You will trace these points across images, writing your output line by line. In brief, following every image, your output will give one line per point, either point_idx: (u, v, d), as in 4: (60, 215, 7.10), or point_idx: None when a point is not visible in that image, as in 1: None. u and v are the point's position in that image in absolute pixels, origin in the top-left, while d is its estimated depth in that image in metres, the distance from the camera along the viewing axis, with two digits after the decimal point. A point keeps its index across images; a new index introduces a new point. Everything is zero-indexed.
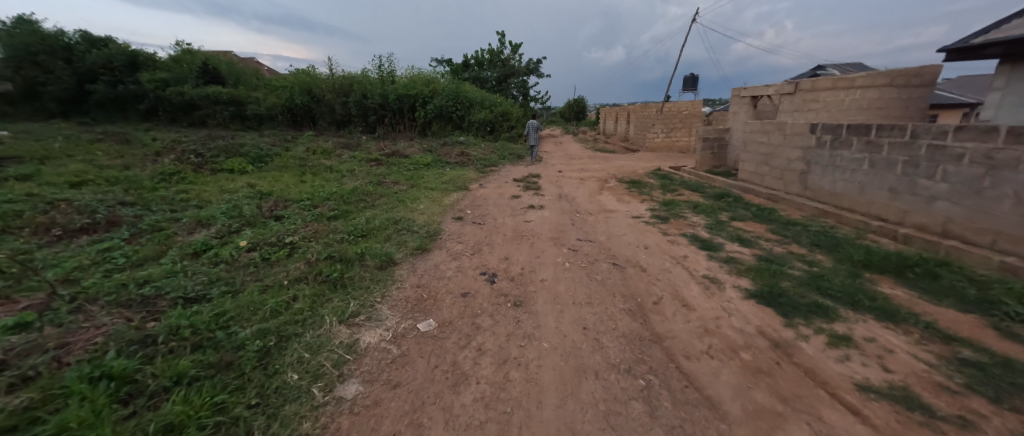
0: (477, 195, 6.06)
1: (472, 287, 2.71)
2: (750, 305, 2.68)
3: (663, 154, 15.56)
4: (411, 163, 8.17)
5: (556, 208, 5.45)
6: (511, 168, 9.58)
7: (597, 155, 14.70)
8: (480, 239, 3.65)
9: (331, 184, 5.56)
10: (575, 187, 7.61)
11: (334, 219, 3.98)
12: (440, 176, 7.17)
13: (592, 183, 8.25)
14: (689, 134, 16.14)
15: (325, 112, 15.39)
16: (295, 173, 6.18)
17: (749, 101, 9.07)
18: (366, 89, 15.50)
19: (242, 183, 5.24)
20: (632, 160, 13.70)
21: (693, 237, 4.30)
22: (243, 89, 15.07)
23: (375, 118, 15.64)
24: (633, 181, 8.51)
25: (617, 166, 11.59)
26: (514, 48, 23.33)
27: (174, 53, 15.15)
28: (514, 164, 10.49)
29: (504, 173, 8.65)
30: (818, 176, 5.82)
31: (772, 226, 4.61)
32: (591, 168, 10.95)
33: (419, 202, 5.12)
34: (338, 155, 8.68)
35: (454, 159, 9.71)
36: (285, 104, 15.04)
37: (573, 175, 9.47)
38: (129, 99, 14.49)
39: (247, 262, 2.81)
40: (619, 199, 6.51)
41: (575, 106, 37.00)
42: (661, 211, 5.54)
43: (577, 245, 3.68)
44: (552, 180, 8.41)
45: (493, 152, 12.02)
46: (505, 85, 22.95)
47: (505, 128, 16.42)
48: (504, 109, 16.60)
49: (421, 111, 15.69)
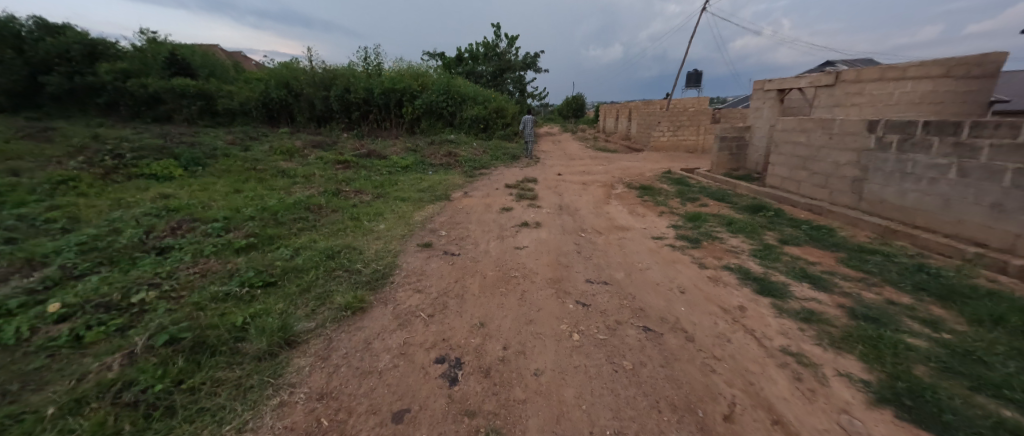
0: (458, 208, 4.94)
1: (417, 395, 1.56)
2: (891, 430, 1.56)
3: (669, 154, 14.44)
4: (388, 165, 7.06)
5: (556, 226, 4.33)
6: (503, 171, 8.46)
7: (599, 156, 13.56)
8: (446, 285, 2.51)
9: (271, 196, 4.38)
10: (577, 195, 6.49)
11: (243, 253, 2.80)
12: (416, 182, 6.01)
13: (597, 190, 7.12)
14: (697, 133, 15.04)
15: (304, 108, 14.16)
16: (234, 180, 5.01)
17: (775, 94, 7.94)
18: (349, 83, 14.30)
19: (154, 195, 4.07)
20: (637, 161, 12.59)
21: (741, 272, 3.19)
22: (215, 83, 13.85)
23: (358, 114, 14.44)
24: (643, 186, 7.39)
25: (621, 168, 10.48)
26: (511, 41, 22.13)
27: (138, 44, 13.90)
28: (508, 166, 9.38)
29: (494, 177, 7.54)
30: (879, 186, 4.72)
31: (840, 254, 3.51)
32: (593, 171, 9.83)
33: (378, 220, 3.95)
34: (304, 155, 7.53)
35: (439, 160, 8.57)
36: (259, 98, 13.80)
37: (575, 179, 8.34)
38: (87, 92, 13.26)
39: (35, 348, 1.63)
40: (631, 211, 5.41)
41: (574, 104, 35.85)
42: (687, 230, 4.43)
43: (588, 293, 2.55)
44: (551, 185, 7.30)
45: (485, 152, 10.89)
46: (501, 80, 21.79)
47: (499, 126, 15.26)
48: (498, 105, 15.43)
49: (409, 106, 14.52)
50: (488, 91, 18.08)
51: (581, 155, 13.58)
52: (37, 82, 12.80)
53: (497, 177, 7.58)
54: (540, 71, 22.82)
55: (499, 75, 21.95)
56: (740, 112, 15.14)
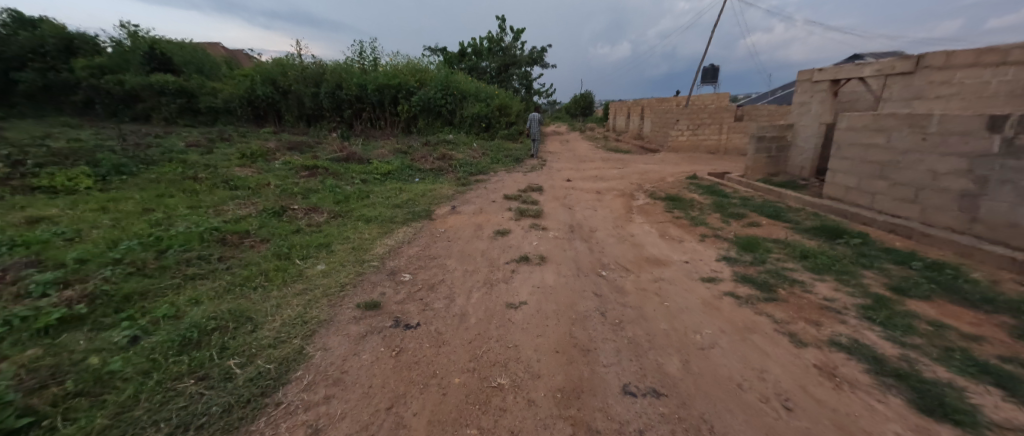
0: (438, 231, 3.80)
1: None
2: None
3: (689, 155, 13.15)
4: (366, 172, 5.96)
5: (567, 262, 3.16)
6: (504, 177, 7.32)
7: (612, 158, 12.34)
8: (368, 418, 1.35)
9: (185, 220, 3.29)
10: (592, 209, 5.34)
11: (47, 335, 1.67)
12: (392, 194, 4.89)
13: (614, 202, 5.94)
14: (720, 132, 13.70)
15: (293, 105, 13.18)
16: (154, 195, 3.93)
17: (827, 85, 6.66)
18: (341, 79, 13.27)
19: (20, 218, 3.00)
20: (654, 164, 11.35)
21: (865, 359, 1.98)
22: (198, 79, 12.94)
23: (351, 112, 13.42)
24: (669, 196, 6.21)
25: (639, 173, 9.25)
26: (516, 35, 20.93)
27: (118, 38, 13.06)
28: (510, 170, 8.23)
29: (491, 184, 6.40)
30: (1005, 204, 3.49)
31: (1002, 318, 2.30)
32: (608, 176, 8.66)
33: (315, 257, 2.80)
34: (271, 159, 6.47)
35: (430, 164, 7.45)
36: (245, 95, 12.82)
37: (588, 187, 7.18)
38: (63, 89, 12.43)
39: None
40: (662, 233, 4.24)
41: (582, 101, 34.53)
42: (747, 267, 3.21)
43: (633, 432, 1.37)
44: (558, 195, 6.15)
45: (486, 154, 9.76)
46: (505, 77, 20.63)
47: (502, 125, 14.11)
48: (501, 102, 14.27)
49: (404, 104, 13.45)
50: (491, 87, 16.92)
51: (592, 157, 12.38)
52: (10, 79, 12.04)
53: (495, 185, 6.45)
54: (547, 66, 21.58)
55: (504, 71, 20.79)
56: (767, 109, 13.75)
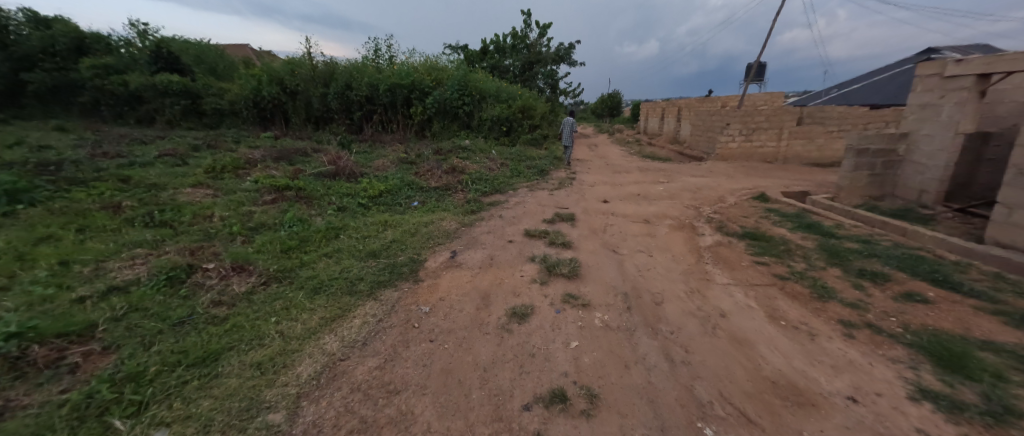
0: (419, 309, 2.41)
1: None
2: None
3: (741, 164, 11.33)
4: (350, 195, 4.71)
5: (637, 405, 1.71)
6: (525, 197, 5.93)
7: (650, 168, 10.69)
8: None
9: (14, 299, 2.06)
10: (645, 255, 3.86)
11: None
12: (372, 234, 3.56)
13: (672, 240, 4.42)
14: (777, 137, 11.75)
15: (301, 107, 12.31)
16: (27, 240, 2.77)
17: (972, 82, 4.85)
18: (351, 78, 12.28)
19: None
20: (703, 176, 9.65)
21: None
22: (205, 79, 12.27)
23: (361, 115, 12.42)
24: (748, 232, 4.62)
25: (689, 189, 7.63)
26: (542, 31, 19.46)
27: (128, 36, 12.58)
28: (534, 186, 6.84)
29: (508, 211, 5.01)
30: None
31: None
32: (652, 194, 7.10)
33: (165, 406, 1.48)
34: (244, 174, 5.36)
35: (436, 180, 6.17)
36: (250, 96, 12.02)
37: (631, 211, 5.70)
38: (71, 90, 12.03)
39: None
40: (772, 313, 2.70)
41: (609, 101, 32.61)
42: (993, 431, 1.63)
43: None
44: (595, 228, 4.70)
45: (506, 164, 8.41)
46: (529, 75, 19.24)
47: (525, 129, 12.74)
48: (524, 103, 12.89)
49: (418, 105, 12.33)
50: (514, 87, 15.58)
51: (627, 166, 10.80)
52: (20, 79, 11.71)
53: (513, 210, 5.08)
54: (575, 64, 19.99)
55: (529, 69, 19.39)
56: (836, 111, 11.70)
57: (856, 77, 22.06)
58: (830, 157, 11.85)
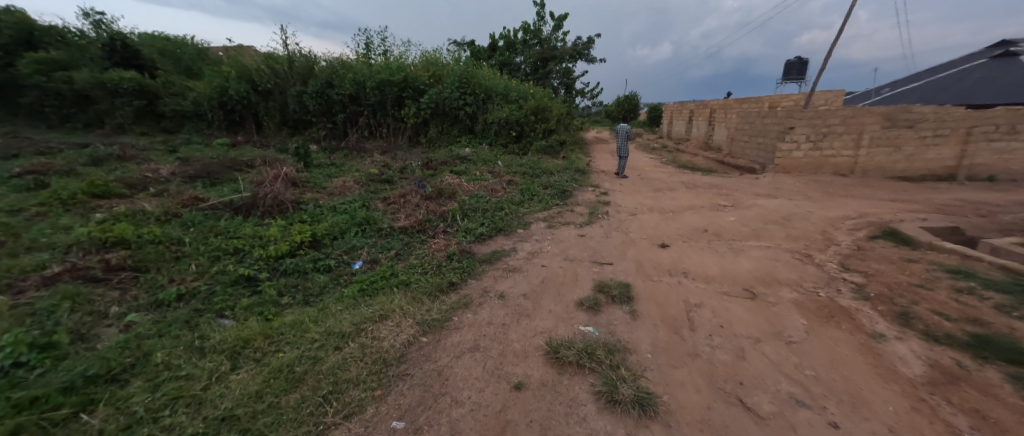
0: None
1: None
2: None
3: (810, 179, 9.07)
4: (234, 256, 2.65)
5: None
6: (541, 243, 3.80)
7: (697, 183, 8.47)
8: None
9: None
10: (824, 430, 1.68)
11: None
12: (180, 397, 1.46)
13: (839, 358, 2.24)
14: (855, 144, 9.51)
15: (276, 108, 10.49)
16: None
17: None
18: (334, 74, 10.39)
19: None
20: (772, 195, 7.41)
21: None
22: (166, 77, 10.51)
23: (345, 117, 10.52)
24: (975, 335, 2.40)
25: (773, 220, 5.42)
26: (556, 23, 17.39)
27: (81, 29, 10.91)
28: (554, 219, 4.71)
29: (514, 280, 2.91)
30: None
31: None
32: (725, 229, 4.91)
33: None
34: (96, 208, 3.37)
35: (407, 213, 4.12)
36: (216, 96, 10.21)
37: (716, 269, 3.53)
38: (12, 90, 10.33)
39: None
40: None
41: (626, 104, 30.26)
42: None
43: None
44: (674, 322, 2.55)
45: (515, 182, 6.33)
46: (542, 73, 17.20)
47: (538, 134, 10.69)
48: (538, 103, 10.85)
49: (412, 106, 10.39)
50: (525, 85, 13.56)
51: (667, 180, 8.61)
52: None
53: (523, 277, 2.98)
54: (594, 61, 17.84)
55: (542, 67, 17.39)
56: (930, 111, 9.38)
57: (912, 75, 19.47)
58: (919, 168, 9.66)
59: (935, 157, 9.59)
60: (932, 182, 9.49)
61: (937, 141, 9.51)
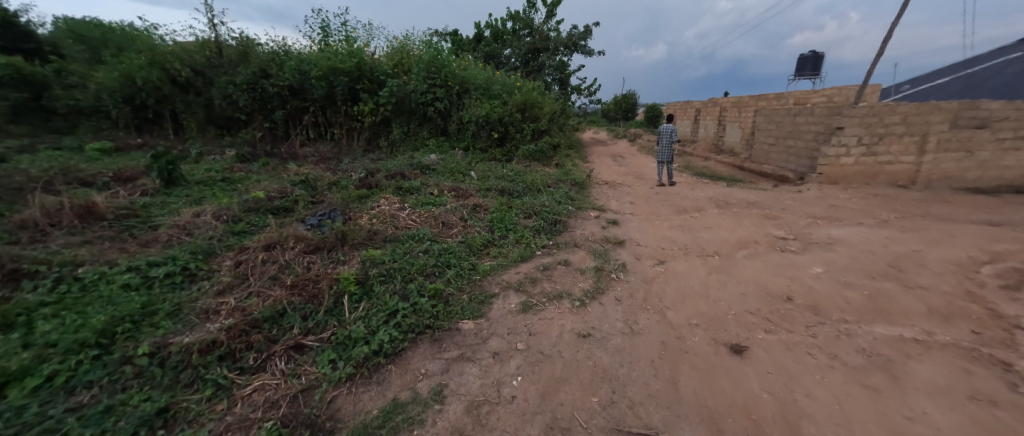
0: None
1: None
2: None
3: (865, 192, 7.23)
4: None
5: None
6: (500, 373, 1.82)
7: (727, 199, 6.55)
8: None
9: None
10: None
11: None
12: None
13: None
14: (917, 148, 7.72)
15: (199, 103, 8.42)
16: None
17: None
18: (271, 61, 8.33)
19: None
20: (835, 219, 5.53)
21: None
22: (60, 64, 8.40)
23: (285, 114, 8.46)
24: None
25: (880, 271, 3.48)
26: (549, 10, 15.46)
27: None
28: (534, 286, 2.72)
29: None
30: None
31: None
32: (823, 298, 2.92)
33: None
34: None
35: (248, 296, 2.12)
36: (120, 87, 8.13)
37: None
38: None
39: None
40: None
41: (623, 103, 28.30)
42: None
43: None
44: None
45: (483, 206, 4.37)
46: (534, 67, 15.30)
47: (526, 135, 8.76)
48: (525, 98, 8.93)
49: (368, 101, 8.39)
50: (512, 78, 11.65)
51: (689, 195, 6.68)
52: None
53: None
54: (591, 53, 15.92)
55: (533, 59, 15.51)
56: (1008, 107, 7.60)
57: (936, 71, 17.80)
58: (993, 178, 7.85)
59: (1014, 163, 7.77)
60: (1011, 194, 7.69)
61: (1018, 145, 7.70)
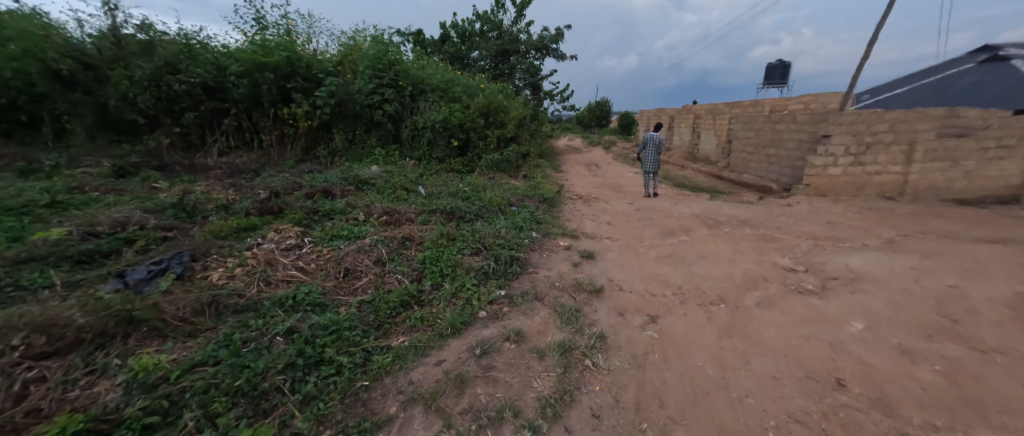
0: None
1: None
2: None
3: (858, 206, 6.67)
4: None
5: None
6: None
7: (716, 216, 5.76)
8: None
9: None
10: None
11: None
12: None
13: None
14: (905, 157, 7.27)
15: (88, 104, 6.87)
16: None
17: None
18: (181, 52, 6.92)
19: None
20: (840, 241, 4.80)
21: None
22: None
23: (199, 117, 7.06)
24: None
25: (934, 325, 2.63)
26: (518, 11, 14.65)
27: None
28: (454, 398, 1.62)
29: None
30: None
31: None
32: (892, 385, 1.98)
33: None
34: None
35: None
36: None
37: None
38: None
39: None
40: None
41: (597, 110, 27.93)
42: None
43: None
44: None
45: (417, 239, 3.27)
46: (503, 70, 14.39)
47: (490, 144, 7.73)
48: (489, 101, 7.92)
49: (303, 102, 7.15)
50: (477, 80, 10.65)
51: (674, 212, 5.85)
52: None
53: None
54: (563, 57, 15.21)
55: (502, 62, 14.62)
56: (990, 115, 7.30)
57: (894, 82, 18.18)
58: (978, 189, 7.52)
59: (998, 173, 7.46)
60: (997, 206, 7.37)
61: (1001, 154, 7.40)
